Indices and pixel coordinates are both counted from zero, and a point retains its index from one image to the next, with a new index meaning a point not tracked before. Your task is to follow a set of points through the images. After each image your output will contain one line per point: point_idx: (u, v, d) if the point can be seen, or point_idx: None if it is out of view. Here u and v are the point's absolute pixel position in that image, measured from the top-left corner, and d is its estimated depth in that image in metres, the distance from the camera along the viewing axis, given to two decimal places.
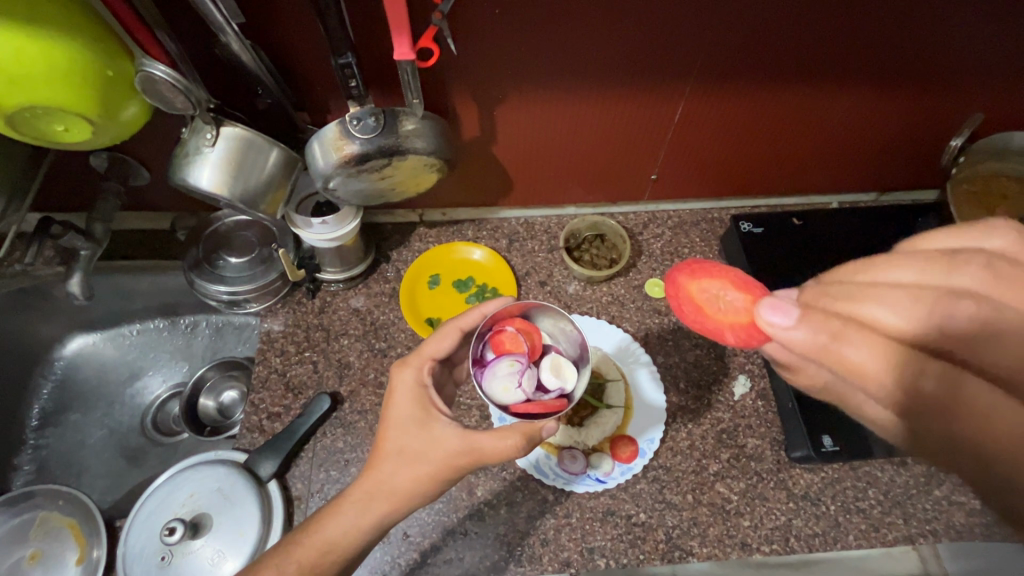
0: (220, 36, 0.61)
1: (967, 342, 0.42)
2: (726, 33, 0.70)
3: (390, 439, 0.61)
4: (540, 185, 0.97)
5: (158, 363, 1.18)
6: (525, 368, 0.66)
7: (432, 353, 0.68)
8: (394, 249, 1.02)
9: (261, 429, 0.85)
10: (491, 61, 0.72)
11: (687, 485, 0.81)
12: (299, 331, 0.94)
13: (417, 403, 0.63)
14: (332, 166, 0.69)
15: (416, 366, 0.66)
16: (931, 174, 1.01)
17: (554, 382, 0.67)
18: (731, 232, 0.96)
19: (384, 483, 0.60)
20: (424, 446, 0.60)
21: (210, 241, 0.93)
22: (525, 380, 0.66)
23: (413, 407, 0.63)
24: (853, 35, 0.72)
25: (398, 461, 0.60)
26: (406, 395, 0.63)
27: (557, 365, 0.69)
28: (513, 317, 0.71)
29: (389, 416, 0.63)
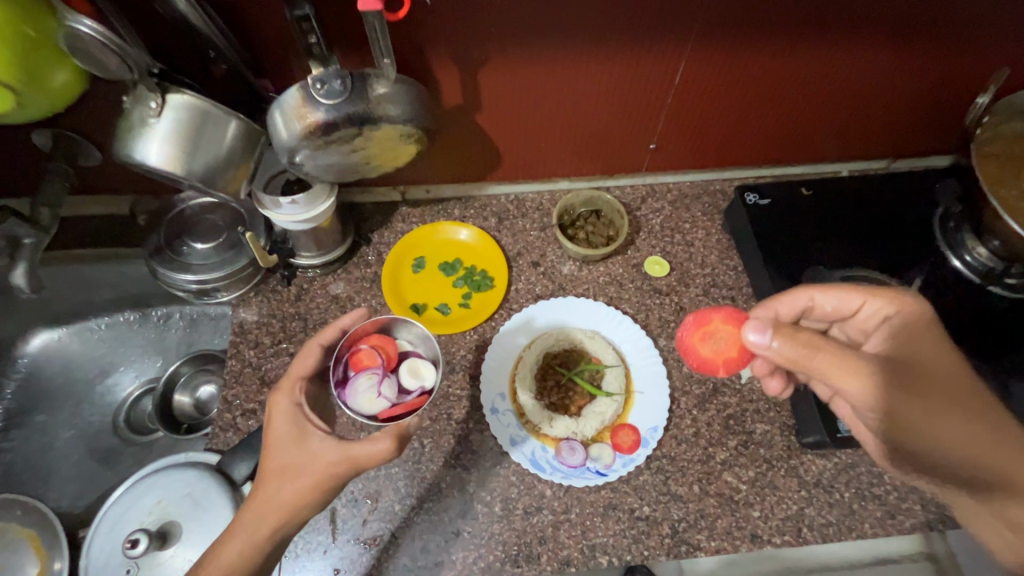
0: None
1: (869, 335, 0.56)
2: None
3: (271, 458, 0.61)
4: (531, 157, 0.90)
5: (130, 358, 1.11)
6: (382, 378, 0.72)
7: (300, 372, 0.68)
8: (375, 231, 0.95)
9: (235, 428, 0.79)
10: (471, 16, 0.64)
11: (692, 475, 0.76)
12: (275, 321, 0.87)
13: (294, 422, 0.63)
14: (297, 137, 0.61)
15: (288, 390, 0.66)
16: (948, 136, 0.95)
17: (413, 383, 0.74)
18: (736, 204, 0.89)
19: (268, 500, 0.59)
20: (302, 459, 0.60)
21: (173, 226, 0.85)
22: (384, 389, 0.72)
23: (290, 425, 0.62)
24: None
25: (284, 476, 0.60)
26: (280, 415, 0.63)
27: (415, 366, 0.75)
28: (369, 333, 0.76)
29: (268, 439, 0.62)
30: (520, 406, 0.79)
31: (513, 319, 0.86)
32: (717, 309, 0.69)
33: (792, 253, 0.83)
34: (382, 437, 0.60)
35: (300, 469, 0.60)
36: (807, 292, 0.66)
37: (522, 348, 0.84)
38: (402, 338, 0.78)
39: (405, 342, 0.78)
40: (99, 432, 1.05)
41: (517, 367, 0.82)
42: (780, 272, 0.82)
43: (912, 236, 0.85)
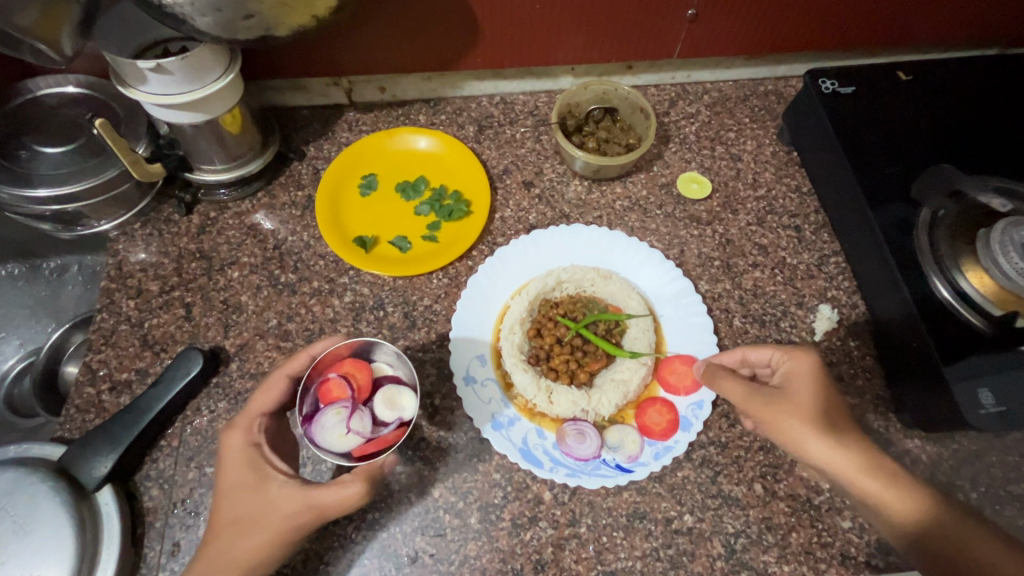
0: None
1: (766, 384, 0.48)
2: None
3: (223, 510, 0.43)
4: (521, 33, 0.65)
5: (16, 323, 0.88)
6: (352, 410, 0.45)
7: (261, 407, 0.46)
8: (311, 143, 0.70)
9: (100, 408, 0.56)
10: None
11: (754, 471, 0.53)
12: (167, 262, 0.63)
13: (248, 466, 0.43)
14: None
15: (245, 427, 0.45)
16: None
17: (390, 415, 0.45)
18: (806, 95, 0.64)
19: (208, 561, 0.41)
20: (260, 511, 0.42)
21: (13, 124, 0.60)
22: (353, 427, 0.44)
23: (243, 472, 0.43)
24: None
25: (236, 532, 0.42)
26: (231, 464, 0.44)
27: (391, 394, 0.46)
28: (342, 357, 0.48)
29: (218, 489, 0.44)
30: (507, 374, 0.56)
31: (498, 255, 0.62)
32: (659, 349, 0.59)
33: (892, 156, 0.58)
34: (350, 480, 0.42)
35: (261, 519, 0.42)
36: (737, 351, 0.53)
37: (511, 295, 0.60)
38: (381, 359, 0.49)
39: (384, 365, 0.49)
40: None
41: (502, 321, 0.58)
42: (874, 184, 0.57)
43: None
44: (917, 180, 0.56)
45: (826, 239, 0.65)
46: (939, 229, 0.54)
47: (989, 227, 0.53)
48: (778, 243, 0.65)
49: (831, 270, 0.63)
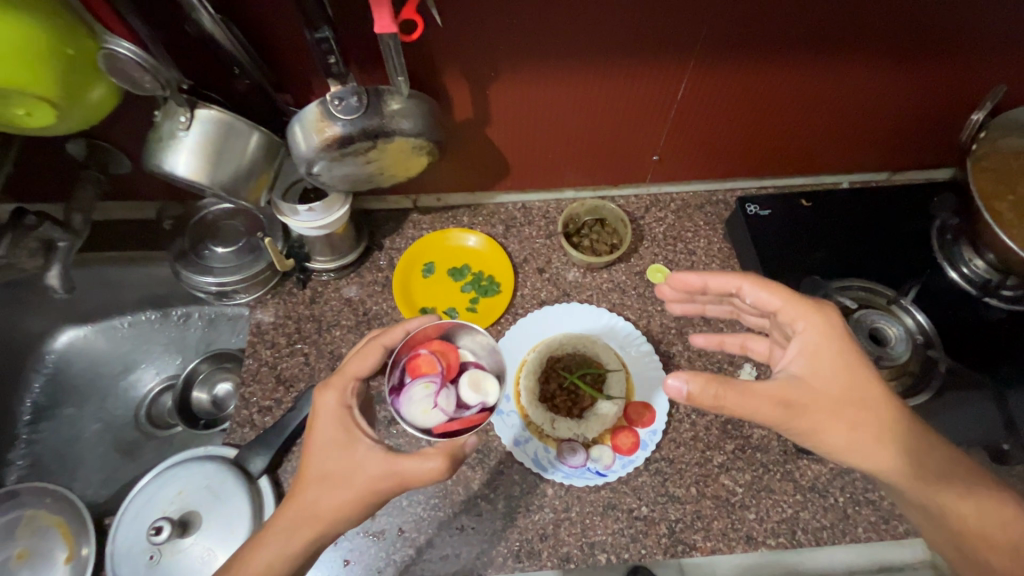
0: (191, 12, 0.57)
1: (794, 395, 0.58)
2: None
3: (313, 464, 0.59)
4: (538, 167, 0.93)
5: (152, 355, 1.16)
6: (439, 389, 0.68)
7: (355, 371, 0.64)
8: (387, 237, 0.98)
9: (252, 424, 0.83)
10: (481, 37, 0.67)
11: (690, 478, 0.79)
12: (290, 322, 0.91)
13: (340, 425, 0.61)
14: (315, 149, 0.64)
15: (338, 388, 0.63)
16: (946, 150, 0.97)
17: (474, 398, 0.68)
18: (737, 215, 0.91)
19: (306, 509, 0.58)
20: (348, 466, 0.59)
21: (197, 230, 0.90)
22: (441, 400, 0.67)
23: (336, 428, 0.60)
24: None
25: (321, 487, 0.58)
26: (327, 419, 0.61)
27: (477, 381, 0.70)
28: (432, 338, 0.72)
29: (311, 442, 0.61)
30: (524, 407, 0.82)
31: (518, 323, 0.89)
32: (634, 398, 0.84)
33: (792, 262, 0.85)
34: (433, 455, 0.58)
35: (347, 478, 0.58)
36: (737, 282, 0.65)
37: (527, 352, 0.86)
38: (466, 349, 0.73)
39: (467, 352, 0.73)
40: (123, 424, 1.10)
41: (520, 371, 0.85)
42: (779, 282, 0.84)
43: (911, 247, 0.87)
44: (805, 281, 0.83)
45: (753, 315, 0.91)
46: None
47: (851, 315, 0.79)
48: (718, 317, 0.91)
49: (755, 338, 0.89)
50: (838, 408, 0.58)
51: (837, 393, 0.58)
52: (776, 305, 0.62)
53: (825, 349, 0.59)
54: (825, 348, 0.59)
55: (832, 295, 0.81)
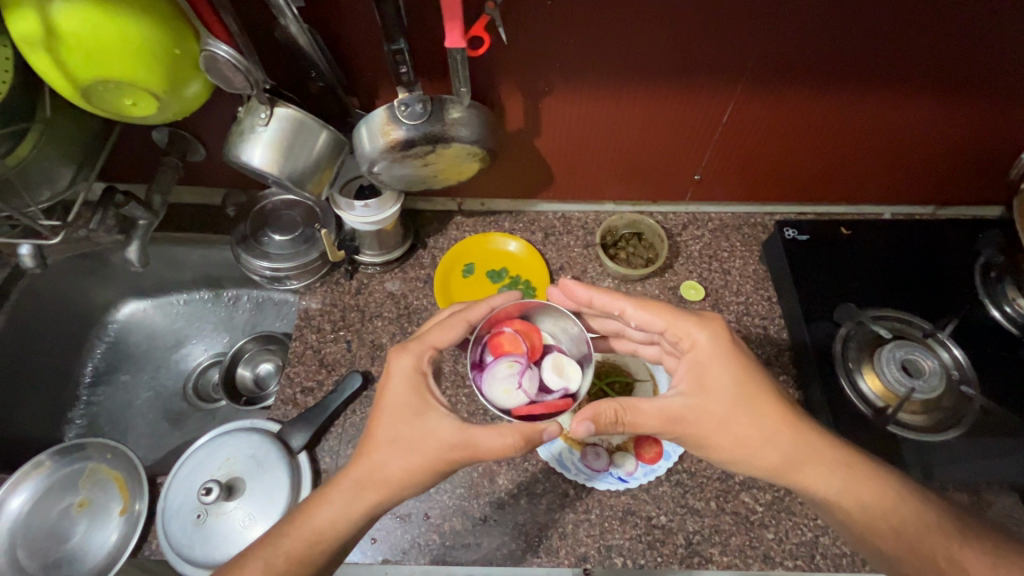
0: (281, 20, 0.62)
1: (681, 418, 0.64)
2: (788, 26, 0.68)
3: (383, 427, 0.65)
4: (581, 180, 0.96)
5: (202, 332, 1.23)
6: (524, 369, 0.71)
7: (433, 341, 0.70)
8: (431, 237, 1.03)
9: (294, 402, 0.88)
10: (540, 54, 0.71)
11: (710, 492, 0.80)
12: (336, 311, 0.96)
13: (412, 390, 0.67)
14: (378, 150, 0.69)
15: (416, 354, 0.69)
16: (993, 188, 0.96)
17: (556, 381, 0.72)
18: (775, 238, 0.92)
19: (378, 471, 0.64)
20: (417, 435, 0.64)
21: (258, 218, 0.97)
22: (525, 382, 0.71)
23: (410, 396, 0.66)
24: (919, 33, 0.69)
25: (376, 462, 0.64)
26: (399, 384, 0.67)
27: (560, 365, 0.73)
28: (513, 318, 0.76)
29: (384, 403, 0.66)
30: None
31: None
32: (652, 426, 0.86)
33: (827, 288, 0.86)
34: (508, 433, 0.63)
35: (418, 447, 0.64)
36: (621, 304, 0.71)
37: None
38: (546, 333, 0.77)
39: (547, 336, 0.77)
40: (171, 394, 1.17)
41: None
42: (814, 307, 0.85)
43: (951, 281, 0.86)
44: (838, 307, 0.84)
45: (784, 338, 0.91)
46: (850, 342, 0.81)
47: (884, 345, 0.80)
48: (749, 337, 0.92)
49: (784, 360, 0.90)
50: (724, 418, 0.64)
51: (724, 404, 0.64)
52: (662, 323, 0.68)
53: (709, 364, 0.65)
54: (709, 364, 0.65)
55: (865, 324, 0.81)
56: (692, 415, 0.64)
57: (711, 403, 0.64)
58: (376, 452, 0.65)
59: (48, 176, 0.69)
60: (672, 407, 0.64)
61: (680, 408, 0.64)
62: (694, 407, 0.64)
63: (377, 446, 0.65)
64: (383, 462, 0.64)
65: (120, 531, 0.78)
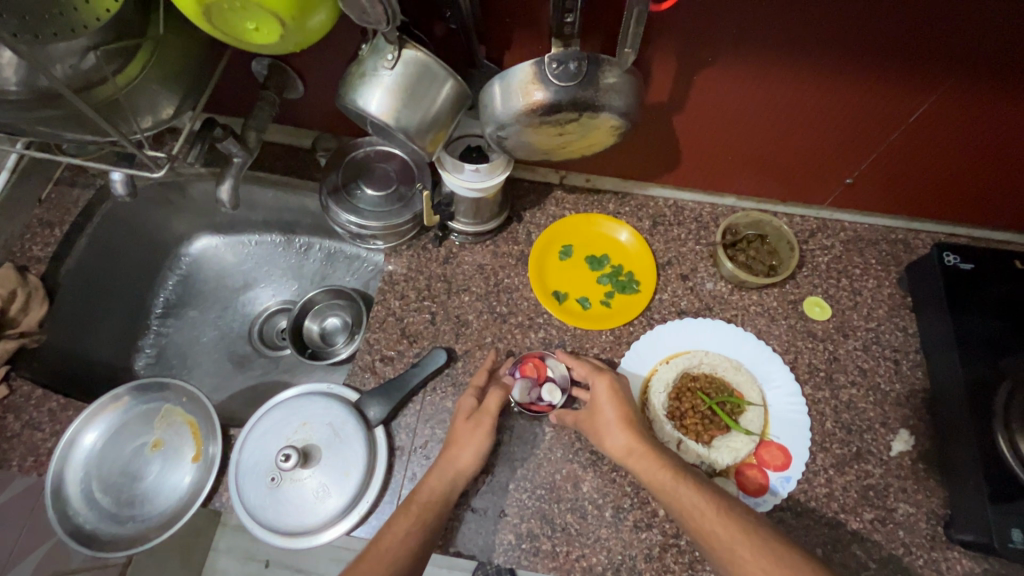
0: None
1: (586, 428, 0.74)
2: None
3: (459, 432, 0.74)
4: (709, 168, 0.85)
5: (271, 277, 1.19)
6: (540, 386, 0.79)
7: (477, 381, 0.79)
8: (528, 210, 0.94)
9: (372, 371, 0.83)
10: (715, 17, 0.60)
11: (818, 537, 0.72)
12: (421, 278, 0.89)
13: (472, 420, 0.75)
14: (514, 112, 0.60)
15: (474, 392, 0.78)
16: None
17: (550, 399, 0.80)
18: (929, 263, 0.80)
19: (454, 465, 0.71)
20: (472, 436, 0.73)
21: (350, 168, 0.90)
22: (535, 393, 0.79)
23: (466, 417, 0.75)
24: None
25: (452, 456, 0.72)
26: (462, 414, 0.76)
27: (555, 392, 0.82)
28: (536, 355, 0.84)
29: (456, 427, 0.75)
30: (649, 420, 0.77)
31: (645, 335, 0.83)
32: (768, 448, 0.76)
33: (988, 330, 0.74)
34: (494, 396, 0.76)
35: (473, 434, 0.73)
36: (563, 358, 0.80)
37: (659, 361, 0.81)
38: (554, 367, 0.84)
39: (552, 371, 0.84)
40: (236, 337, 1.15)
41: (651, 379, 0.79)
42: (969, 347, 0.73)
43: None
44: (1008, 356, 0.72)
45: (919, 376, 0.81)
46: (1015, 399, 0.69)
47: None
48: (876, 369, 0.82)
49: (917, 401, 0.79)
50: (603, 432, 0.72)
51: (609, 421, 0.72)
52: (583, 368, 0.78)
53: (602, 397, 0.74)
54: (605, 399, 0.74)
55: None
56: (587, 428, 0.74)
57: (602, 429, 0.72)
58: (451, 450, 0.73)
59: (159, 100, 0.64)
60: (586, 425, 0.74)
61: (587, 424, 0.74)
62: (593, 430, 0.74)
63: (452, 446, 0.73)
64: (458, 457, 0.72)
65: (194, 474, 0.77)
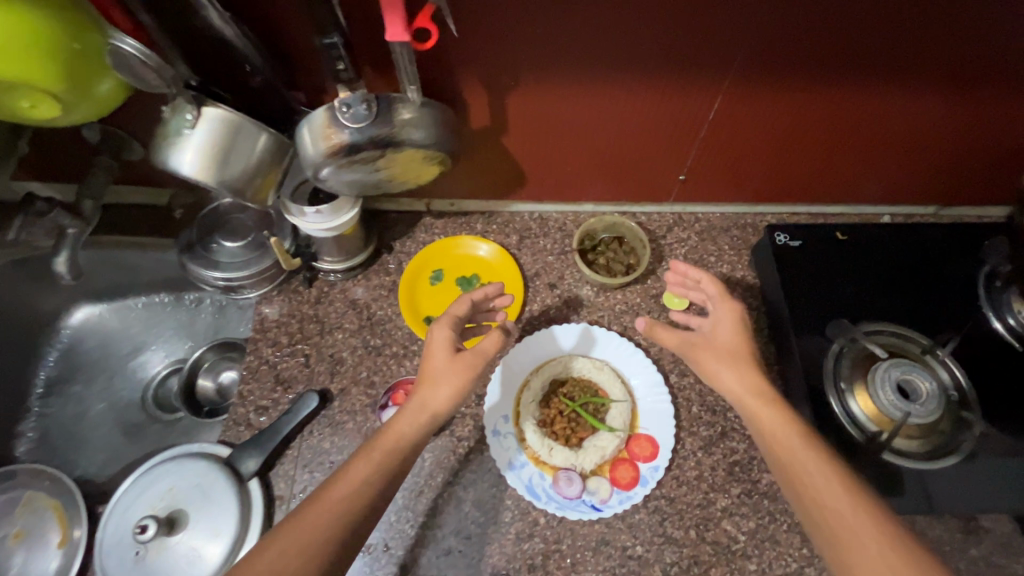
0: (201, 10, 0.56)
1: (699, 338, 0.75)
2: (797, 9, 0.60)
3: (435, 366, 0.72)
4: (558, 180, 0.89)
5: (161, 338, 1.15)
6: None
7: (455, 312, 0.78)
8: (398, 240, 0.96)
9: (247, 423, 0.82)
10: (500, 47, 0.64)
11: (690, 520, 0.75)
12: (294, 321, 0.89)
13: (449, 352, 0.73)
14: (321, 155, 0.61)
15: (447, 324, 0.76)
16: (991, 190, 0.92)
17: None
18: (764, 243, 0.85)
19: (428, 405, 0.70)
20: (451, 370, 0.72)
21: (206, 222, 0.89)
22: None
23: (445, 347, 0.74)
24: (945, 18, 0.61)
25: (429, 394, 0.70)
26: (438, 346, 0.74)
27: None
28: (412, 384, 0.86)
29: (429, 363, 0.73)
30: (523, 431, 0.79)
31: (507, 354, 0.84)
32: (637, 441, 0.79)
33: (818, 299, 0.80)
34: (497, 335, 0.75)
35: (463, 370, 0.72)
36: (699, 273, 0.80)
37: (529, 372, 0.83)
38: None
39: None
40: (127, 406, 1.11)
41: (523, 391, 0.81)
42: (803, 319, 0.79)
43: (952, 287, 0.80)
44: (830, 322, 0.78)
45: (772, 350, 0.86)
46: (843, 360, 0.75)
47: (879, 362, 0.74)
48: None
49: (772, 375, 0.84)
50: (729, 352, 0.72)
51: (729, 344, 0.73)
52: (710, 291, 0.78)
53: (722, 321, 0.75)
54: (726, 322, 0.74)
55: (858, 341, 0.76)
56: (715, 342, 0.74)
57: (733, 350, 0.72)
58: (426, 388, 0.70)
59: None
60: (697, 343, 0.75)
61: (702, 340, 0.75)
62: (707, 339, 0.75)
63: (430, 380, 0.71)
64: (432, 398, 0.70)
65: (60, 559, 0.73)
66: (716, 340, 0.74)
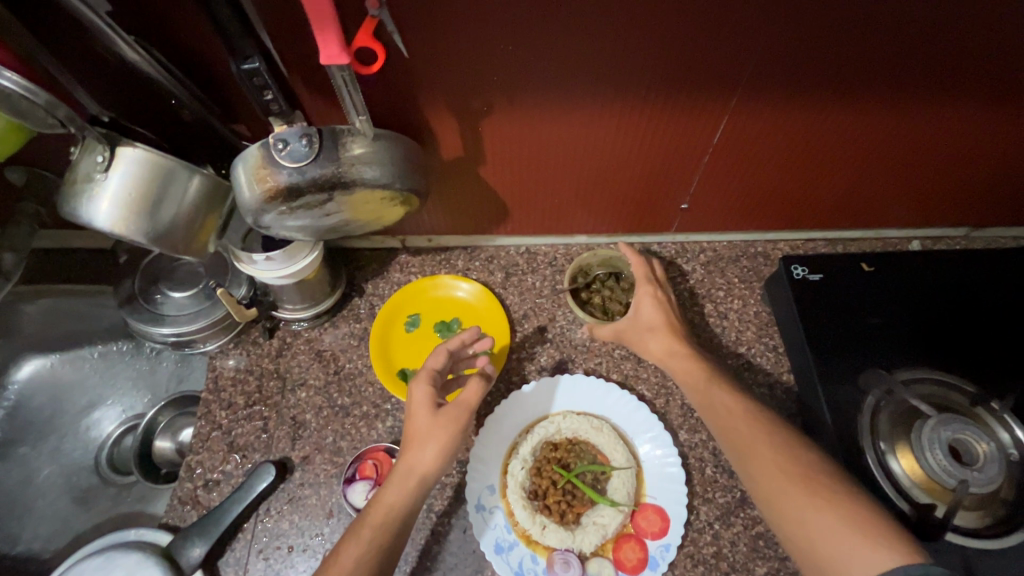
0: (110, 43, 0.49)
1: (630, 333, 0.72)
2: (817, 17, 0.51)
3: (418, 425, 0.62)
4: (545, 212, 0.80)
5: (118, 391, 1.04)
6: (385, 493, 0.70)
7: (433, 364, 0.67)
8: (369, 281, 0.86)
9: (194, 502, 0.72)
10: (468, 69, 0.55)
11: None
12: (251, 379, 0.79)
13: (433, 411, 0.63)
14: (257, 201, 0.52)
15: (426, 380, 0.66)
16: None
17: None
18: (780, 276, 0.75)
19: (415, 467, 0.60)
20: (433, 428, 0.61)
21: (150, 270, 0.79)
22: None
23: (425, 406, 0.63)
24: (990, 22, 0.52)
25: (415, 455, 0.60)
26: (418, 407, 0.63)
27: None
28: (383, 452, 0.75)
29: (410, 428, 0.62)
30: (511, 505, 0.68)
31: (493, 414, 0.73)
32: (645, 514, 0.68)
33: (845, 342, 0.69)
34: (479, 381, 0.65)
35: (447, 424, 0.62)
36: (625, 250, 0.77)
37: (517, 434, 0.72)
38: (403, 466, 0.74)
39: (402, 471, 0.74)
40: (78, 469, 1.00)
41: (510, 456, 0.71)
42: (831, 366, 0.68)
43: (996, 323, 0.70)
44: (865, 370, 0.67)
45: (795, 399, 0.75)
46: (879, 415, 0.65)
47: (923, 420, 0.64)
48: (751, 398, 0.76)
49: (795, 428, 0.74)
50: (659, 342, 0.70)
51: (658, 330, 0.70)
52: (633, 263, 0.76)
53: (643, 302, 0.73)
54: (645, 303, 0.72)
55: (897, 393, 0.65)
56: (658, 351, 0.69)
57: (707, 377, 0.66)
58: (410, 452, 0.60)
59: None
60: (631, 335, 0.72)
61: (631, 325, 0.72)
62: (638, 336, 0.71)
63: (412, 443, 0.61)
64: (417, 460, 0.60)
65: None
66: (648, 335, 0.71)
